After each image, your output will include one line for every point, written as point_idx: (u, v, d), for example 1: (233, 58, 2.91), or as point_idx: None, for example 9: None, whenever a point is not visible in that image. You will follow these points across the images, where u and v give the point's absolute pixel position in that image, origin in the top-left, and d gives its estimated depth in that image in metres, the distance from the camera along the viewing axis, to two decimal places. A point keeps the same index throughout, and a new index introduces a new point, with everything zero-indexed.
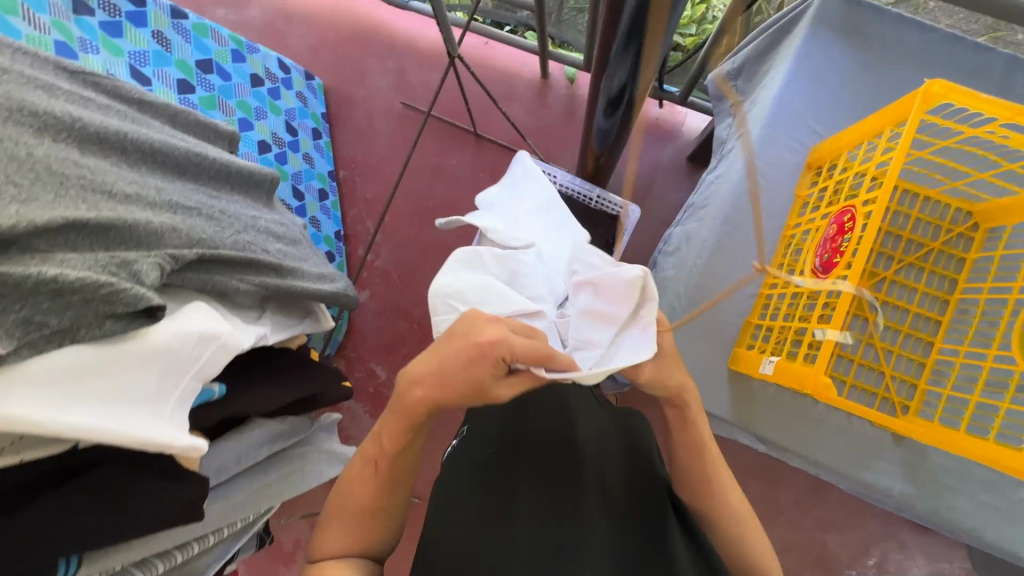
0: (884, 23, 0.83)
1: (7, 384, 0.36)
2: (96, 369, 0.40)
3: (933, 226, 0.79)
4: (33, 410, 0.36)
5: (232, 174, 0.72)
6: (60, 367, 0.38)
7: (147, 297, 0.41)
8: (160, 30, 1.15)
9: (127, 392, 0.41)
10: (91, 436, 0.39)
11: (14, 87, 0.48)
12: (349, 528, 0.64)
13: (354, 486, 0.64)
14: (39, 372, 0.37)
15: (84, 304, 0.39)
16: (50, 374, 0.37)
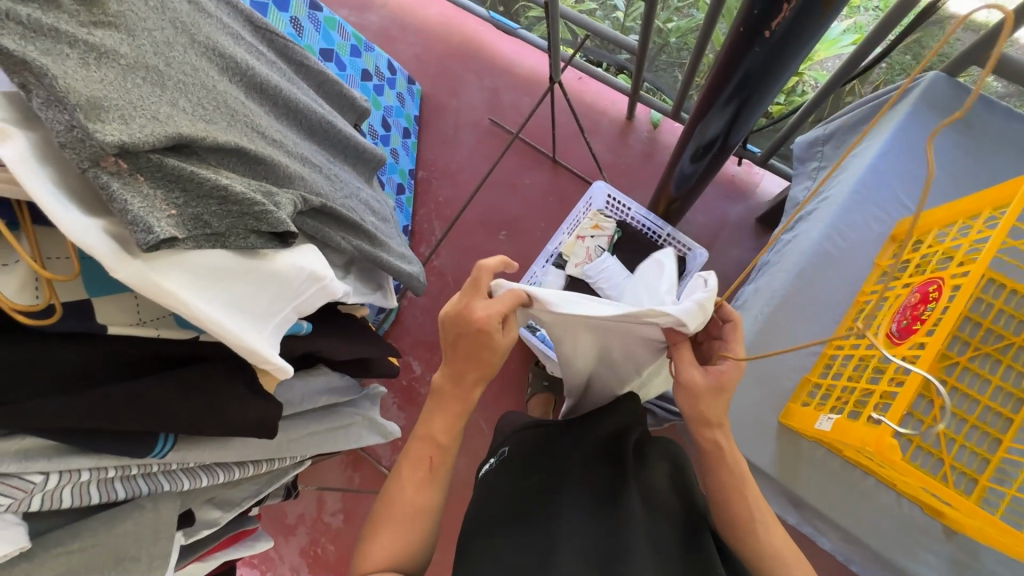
0: (991, 114, 0.84)
1: (168, 265, 0.38)
2: (233, 275, 0.43)
3: (1017, 319, 0.77)
4: (183, 294, 0.39)
5: (349, 146, 0.79)
6: (207, 266, 0.41)
7: (287, 224, 0.45)
8: (298, 17, 1.27)
9: (246, 304, 0.44)
10: (213, 332, 0.41)
11: (212, 31, 0.55)
12: (399, 533, 0.60)
13: (405, 485, 0.62)
14: (191, 264, 0.40)
15: (239, 217, 0.43)
16: (200, 268, 0.40)
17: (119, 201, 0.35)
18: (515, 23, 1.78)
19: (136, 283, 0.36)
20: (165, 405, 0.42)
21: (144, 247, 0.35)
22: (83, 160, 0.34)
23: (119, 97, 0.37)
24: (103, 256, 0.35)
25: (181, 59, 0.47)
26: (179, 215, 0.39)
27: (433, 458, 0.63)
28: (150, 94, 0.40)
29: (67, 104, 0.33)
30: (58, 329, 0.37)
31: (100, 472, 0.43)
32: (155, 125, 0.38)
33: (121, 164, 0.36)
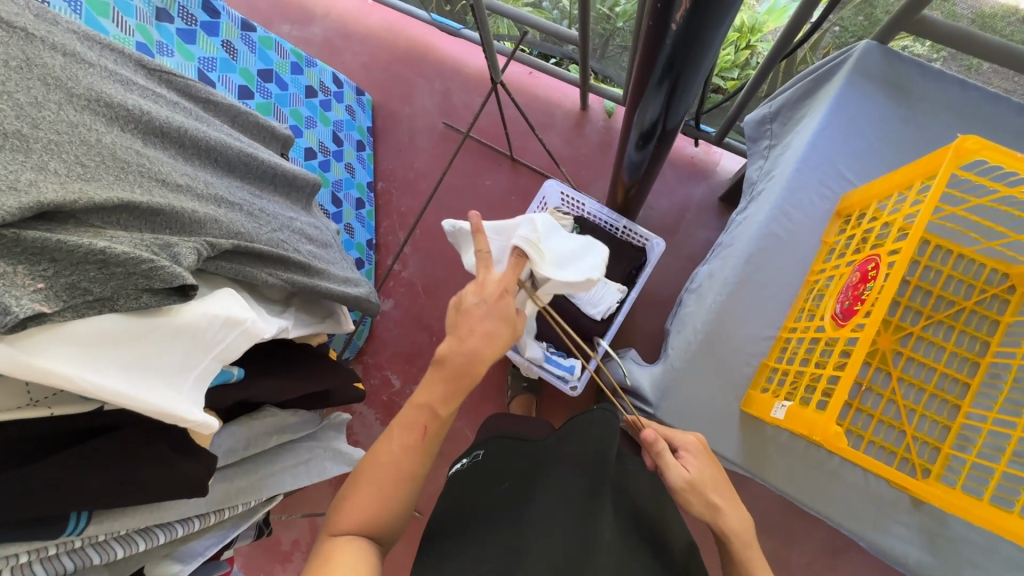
0: (926, 78, 0.83)
1: (46, 340, 0.36)
2: (127, 338, 0.41)
3: (966, 284, 0.76)
4: (66, 368, 0.36)
5: (277, 176, 0.77)
6: (94, 333, 0.39)
7: (183, 276, 0.42)
8: (229, 40, 1.24)
9: (154, 365, 0.42)
10: (115, 402, 0.39)
11: (95, 81, 0.53)
12: (379, 496, 0.57)
13: (394, 448, 0.59)
14: (76, 336, 0.38)
15: (126, 278, 0.40)
16: (83, 338, 0.38)
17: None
18: (460, 24, 1.71)
19: (5, 367, 0.34)
20: (70, 483, 0.41)
21: (3, 330, 0.33)
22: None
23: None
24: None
25: (54, 118, 0.46)
26: (50, 286, 0.37)
27: (426, 426, 0.60)
28: (10, 162, 0.39)
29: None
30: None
31: (10, 560, 0.40)
32: (9, 196, 0.35)
33: None
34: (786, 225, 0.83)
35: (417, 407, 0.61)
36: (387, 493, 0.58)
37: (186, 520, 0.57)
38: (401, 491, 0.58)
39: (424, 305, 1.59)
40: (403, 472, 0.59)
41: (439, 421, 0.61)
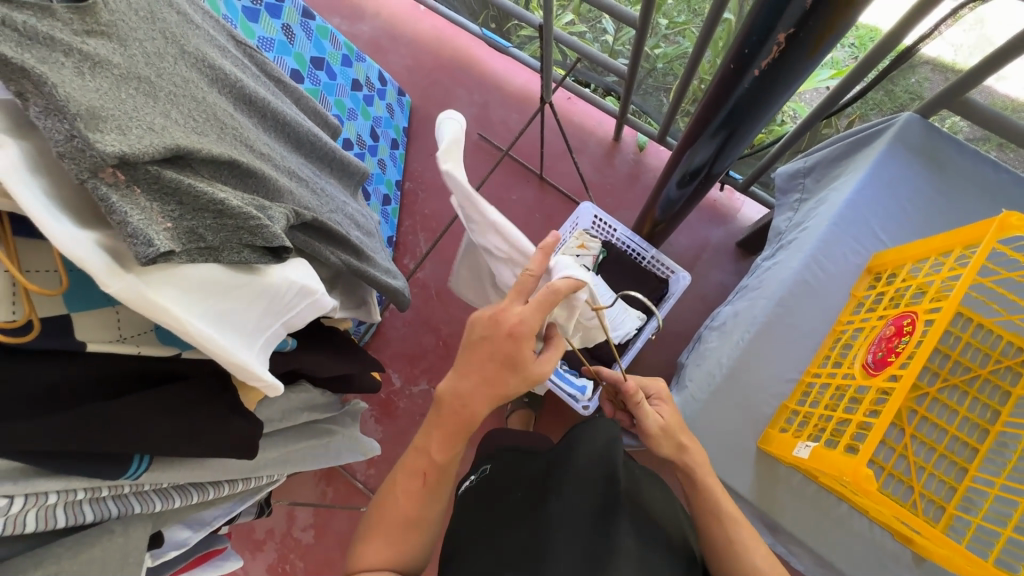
0: (962, 155, 0.88)
1: (162, 279, 0.37)
2: (225, 289, 0.42)
3: (982, 353, 0.80)
4: (177, 310, 0.37)
5: (335, 160, 0.79)
6: (202, 281, 0.40)
7: (282, 238, 0.44)
8: (289, 25, 1.26)
9: (237, 320, 0.43)
10: (205, 349, 0.39)
11: (201, 43, 0.55)
12: (392, 541, 0.59)
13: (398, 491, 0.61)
14: (187, 278, 0.39)
15: (234, 231, 0.41)
16: (193, 283, 0.39)
17: (119, 213, 0.34)
18: (506, 41, 1.75)
19: (131, 300, 0.35)
20: (144, 424, 0.41)
21: (142, 260, 0.34)
22: (82, 171, 0.33)
23: (114, 108, 0.35)
24: (96, 270, 0.33)
25: (172, 71, 0.46)
26: (174, 228, 0.38)
27: (427, 474, 0.60)
28: (145, 107, 0.39)
29: (69, 114, 0.31)
30: (37, 346, 0.36)
31: (68, 495, 0.40)
32: (153, 137, 0.37)
33: (118, 176, 0.35)
34: (816, 275, 0.86)
35: (418, 453, 0.61)
36: (405, 528, 0.59)
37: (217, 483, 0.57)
38: (417, 533, 0.60)
39: (435, 309, 1.60)
40: (418, 515, 0.60)
41: (439, 470, 0.60)
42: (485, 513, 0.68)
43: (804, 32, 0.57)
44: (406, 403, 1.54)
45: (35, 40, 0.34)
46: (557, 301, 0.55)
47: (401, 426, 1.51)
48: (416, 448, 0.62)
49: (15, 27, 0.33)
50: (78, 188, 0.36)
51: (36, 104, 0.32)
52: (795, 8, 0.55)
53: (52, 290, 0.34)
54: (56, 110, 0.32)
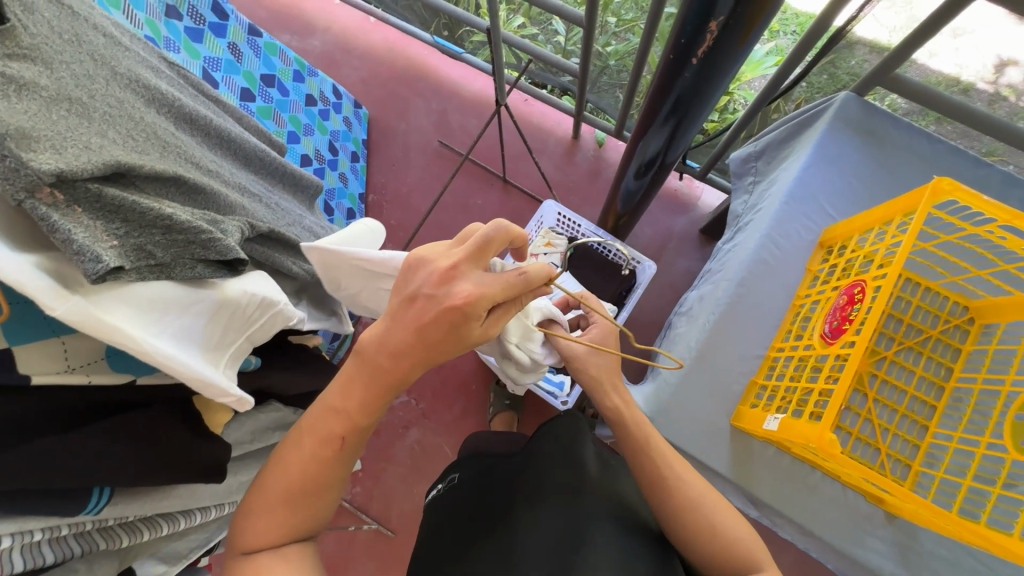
0: (898, 129, 0.93)
1: (111, 300, 0.36)
2: (180, 306, 0.40)
3: (933, 314, 0.84)
4: (130, 328, 0.36)
5: (287, 175, 0.78)
6: (155, 298, 0.39)
7: (236, 250, 0.43)
8: (235, 43, 1.24)
9: (197, 338, 0.42)
10: (165, 368, 0.38)
11: (132, 65, 0.53)
12: (283, 517, 0.49)
13: (291, 463, 0.50)
14: (138, 297, 0.38)
15: (185, 246, 0.41)
16: (145, 300, 0.38)
17: (62, 231, 0.33)
18: (459, 47, 1.75)
19: (80, 321, 0.34)
20: (101, 455, 0.40)
21: (92, 277, 0.34)
22: (18, 190, 0.32)
23: (45, 129, 0.35)
24: (40, 294, 0.32)
25: (105, 92, 0.45)
26: (121, 245, 0.37)
27: (344, 439, 0.50)
28: (78, 127, 0.38)
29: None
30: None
31: (25, 536, 0.38)
32: (90, 155, 0.36)
33: (57, 195, 0.34)
34: (773, 253, 0.89)
35: (333, 415, 0.50)
36: (300, 499, 0.50)
37: (187, 512, 0.55)
38: (316, 506, 0.51)
39: None
40: (321, 487, 0.50)
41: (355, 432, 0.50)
42: (461, 521, 0.68)
43: (734, 20, 0.60)
44: (387, 416, 1.53)
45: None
46: (526, 286, 0.48)
47: (384, 440, 1.50)
48: (331, 409, 0.50)
49: None
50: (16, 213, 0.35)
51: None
52: None
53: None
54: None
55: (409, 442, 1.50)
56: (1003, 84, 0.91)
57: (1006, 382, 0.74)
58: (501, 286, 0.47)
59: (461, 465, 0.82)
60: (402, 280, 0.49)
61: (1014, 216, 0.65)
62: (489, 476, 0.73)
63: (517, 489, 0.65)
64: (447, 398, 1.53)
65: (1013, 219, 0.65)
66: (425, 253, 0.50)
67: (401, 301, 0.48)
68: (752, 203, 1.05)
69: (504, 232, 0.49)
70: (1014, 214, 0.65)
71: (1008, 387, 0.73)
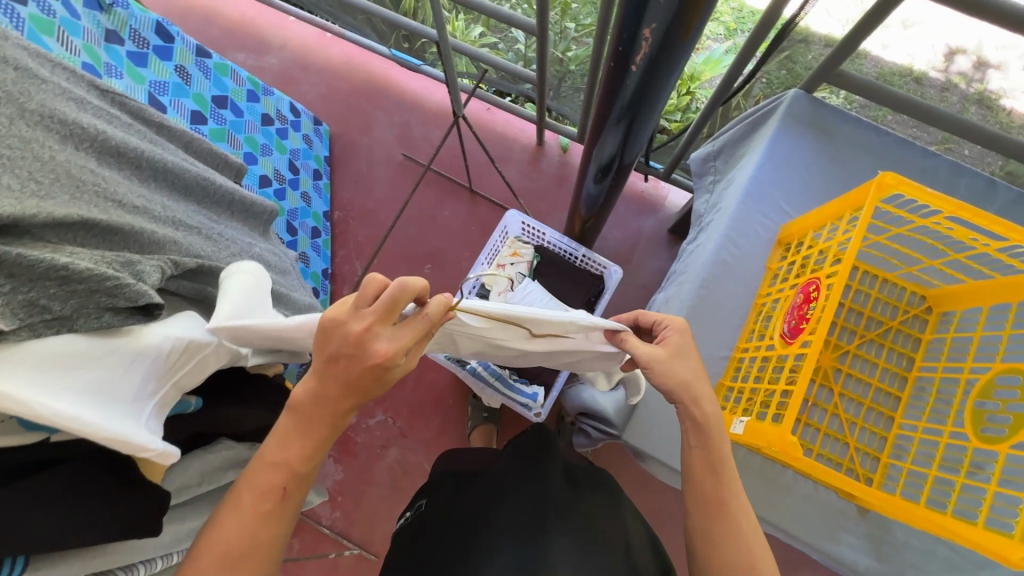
0: (846, 124, 0.94)
1: (1, 361, 0.34)
2: (86, 360, 0.39)
3: (891, 306, 0.84)
4: (20, 391, 0.34)
5: (235, 201, 0.75)
6: (53, 354, 0.37)
7: (149, 295, 0.41)
8: (182, 65, 1.21)
9: (112, 391, 0.40)
10: (67, 428, 0.36)
11: (48, 98, 0.50)
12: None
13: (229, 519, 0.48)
14: (33, 355, 0.36)
15: (88, 295, 0.39)
16: (39, 356, 0.36)
17: None
18: (419, 59, 1.73)
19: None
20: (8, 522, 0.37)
21: None
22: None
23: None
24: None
25: (5, 132, 0.42)
26: (7, 303, 0.35)
27: (287, 487, 0.49)
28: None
29: None
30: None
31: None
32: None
33: None
34: (734, 252, 0.89)
35: (273, 468, 0.49)
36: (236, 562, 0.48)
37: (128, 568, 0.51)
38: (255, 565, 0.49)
39: None
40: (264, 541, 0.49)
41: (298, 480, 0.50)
42: (422, 553, 0.65)
43: (667, 29, 0.59)
44: (364, 437, 1.49)
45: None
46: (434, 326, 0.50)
47: (362, 462, 1.47)
48: (272, 463, 0.50)
49: None
50: None
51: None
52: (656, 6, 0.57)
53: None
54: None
55: (389, 462, 1.47)
56: (954, 71, 0.92)
57: (965, 370, 0.75)
58: (415, 334, 0.49)
59: (428, 489, 0.80)
60: (316, 344, 0.47)
61: (958, 207, 0.65)
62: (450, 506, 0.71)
63: (478, 520, 0.63)
64: (425, 414, 1.51)
65: (956, 211, 0.65)
66: (331, 311, 0.48)
67: (323, 361, 0.48)
68: (713, 201, 1.05)
69: (411, 290, 0.46)
70: (958, 205, 0.65)
71: (967, 375, 0.74)
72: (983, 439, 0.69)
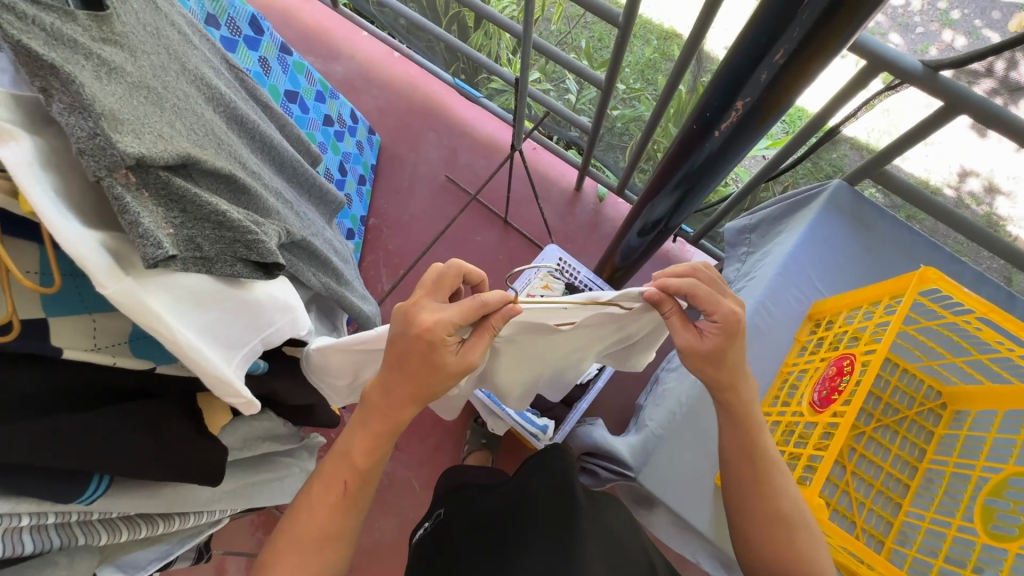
0: (882, 219, 1.00)
1: (151, 286, 0.36)
2: (210, 301, 0.41)
3: (909, 396, 0.88)
4: (165, 315, 0.37)
5: (315, 187, 0.79)
6: (190, 291, 0.39)
7: (276, 255, 0.44)
8: (266, 57, 1.28)
9: (219, 334, 0.42)
10: (187, 359, 0.38)
11: (200, 63, 0.56)
12: (303, 558, 0.55)
13: (313, 510, 0.56)
14: (175, 287, 0.38)
15: (231, 244, 0.42)
16: (187, 290, 0.39)
17: (130, 213, 0.35)
18: (477, 91, 1.83)
19: (125, 302, 0.35)
20: (109, 439, 0.39)
21: (148, 262, 0.35)
22: (100, 168, 0.34)
23: (130, 113, 0.36)
24: (96, 270, 0.33)
25: (177, 85, 0.47)
26: (174, 235, 0.38)
27: (348, 484, 0.57)
28: (157, 116, 0.40)
29: (94, 112, 0.33)
30: (15, 347, 0.35)
31: (13, 520, 0.37)
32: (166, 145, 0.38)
33: (130, 178, 0.36)
34: (767, 319, 0.93)
35: (337, 461, 0.57)
36: (318, 545, 0.56)
37: (168, 516, 0.52)
38: (331, 549, 0.56)
39: None
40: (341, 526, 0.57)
41: (362, 479, 0.57)
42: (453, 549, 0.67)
43: (753, 106, 0.66)
44: None
45: (63, 42, 0.35)
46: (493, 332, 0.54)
47: None
48: (337, 455, 0.57)
49: (44, 28, 0.34)
50: (86, 187, 0.37)
51: (61, 101, 0.33)
52: (748, 84, 0.63)
53: (36, 287, 0.34)
54: (81, 108, 0.33)
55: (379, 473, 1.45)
56: (965, 191, 0.99)
57: (977, 468, 0.78)
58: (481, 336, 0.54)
59: (448, 499, 0.80)
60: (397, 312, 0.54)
61: (989, 309, 0.71)
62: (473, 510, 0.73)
63: (510, 520, 0.65)
64: (423, 431, 1.50)
65: (988, 311, 0.71)
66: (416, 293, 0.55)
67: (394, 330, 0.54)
68: (748, 269, 1.10)
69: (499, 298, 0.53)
70: (990, 307, 0.71)
71: (978, 472, 0.77)
72: (992, 535, 0.71)
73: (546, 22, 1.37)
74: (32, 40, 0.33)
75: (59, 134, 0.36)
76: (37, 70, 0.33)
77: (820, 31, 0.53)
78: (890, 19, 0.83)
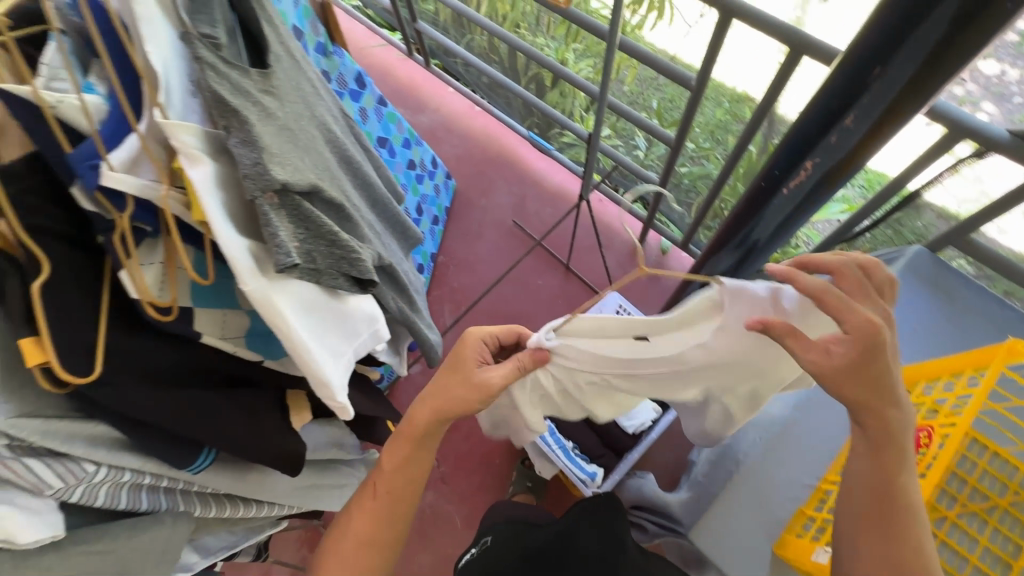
0: (969, 290, 0.95)
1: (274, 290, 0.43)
2: (313, 308, 0.47)
3: (1001, 482, 0.78)
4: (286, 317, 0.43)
5: (398, 222, 0.88)
6: (300, 298, 0.46)
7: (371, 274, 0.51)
8: (365, 108, 1.44)
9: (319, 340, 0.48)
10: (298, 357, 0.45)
11: (322, 110, 0.66)
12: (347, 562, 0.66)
13: (355, 517, 0.68)
14: (289, 292, 0.45)
15: (338, 260, 0.49)
16: (297, 297, 0.45)
17: (272, 227, 0.42)
18: (549, 144, 1.94)
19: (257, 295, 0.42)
20: (220, 417, 0.45)
21: (279, 267, 0.42)
22: (255, 190, 0.42)
23: (281, 148, 0.45)
24: (242, 271, 0.40)
25: (308, 128, 0.56)
26: (299, 248, 0.45)
27: (380, 490, 0.68)
28: (296, 155, 0.48)
29: (259, 147, 0.41)
30: (170, 327, 0.42)
31: (116, 473, 0.46)
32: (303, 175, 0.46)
33: (275, 199, 0.44)
34: None
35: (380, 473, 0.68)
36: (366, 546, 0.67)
37: (232, 501, 0.60)
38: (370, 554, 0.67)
39: None
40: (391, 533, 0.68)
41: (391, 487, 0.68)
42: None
43: (823, 168, 0.67)
44: None
45: (242, 93, 0.44)
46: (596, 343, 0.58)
47: None
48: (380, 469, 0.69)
49: (230, 80, 0.43)
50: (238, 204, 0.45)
51: (234, 134, 0.41)
52: (816, 146, 0.64)
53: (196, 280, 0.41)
54: (247, 143, 0.41)
55: (423, 504, 1.47)
56: None
57: None
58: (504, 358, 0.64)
59: (496, 528, 0.81)
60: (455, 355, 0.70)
61: None
62: (513, 544, 0.74)
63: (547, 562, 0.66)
64: (469, 466, 1.51)
65: None
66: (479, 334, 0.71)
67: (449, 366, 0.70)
68: None
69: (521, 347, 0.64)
70: None
71: None
72: None
73: (621, 82, 1.45)
74: (222, 90, 0.42)
75: (228, 160, 0.43)
76: (222, 112, 0.42)
77: (895, 97, 0.55)
78: (983, 88, 0.83)
